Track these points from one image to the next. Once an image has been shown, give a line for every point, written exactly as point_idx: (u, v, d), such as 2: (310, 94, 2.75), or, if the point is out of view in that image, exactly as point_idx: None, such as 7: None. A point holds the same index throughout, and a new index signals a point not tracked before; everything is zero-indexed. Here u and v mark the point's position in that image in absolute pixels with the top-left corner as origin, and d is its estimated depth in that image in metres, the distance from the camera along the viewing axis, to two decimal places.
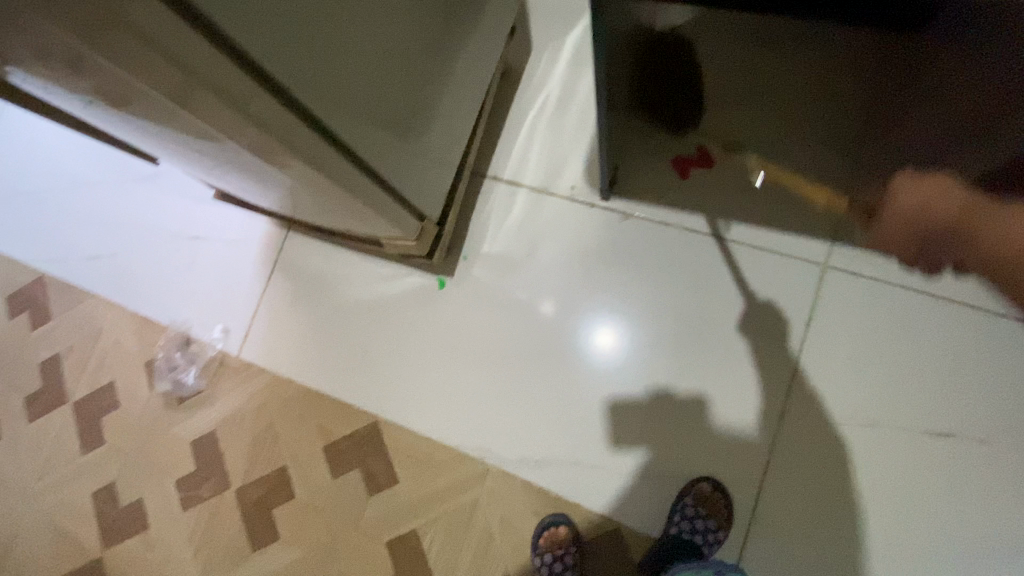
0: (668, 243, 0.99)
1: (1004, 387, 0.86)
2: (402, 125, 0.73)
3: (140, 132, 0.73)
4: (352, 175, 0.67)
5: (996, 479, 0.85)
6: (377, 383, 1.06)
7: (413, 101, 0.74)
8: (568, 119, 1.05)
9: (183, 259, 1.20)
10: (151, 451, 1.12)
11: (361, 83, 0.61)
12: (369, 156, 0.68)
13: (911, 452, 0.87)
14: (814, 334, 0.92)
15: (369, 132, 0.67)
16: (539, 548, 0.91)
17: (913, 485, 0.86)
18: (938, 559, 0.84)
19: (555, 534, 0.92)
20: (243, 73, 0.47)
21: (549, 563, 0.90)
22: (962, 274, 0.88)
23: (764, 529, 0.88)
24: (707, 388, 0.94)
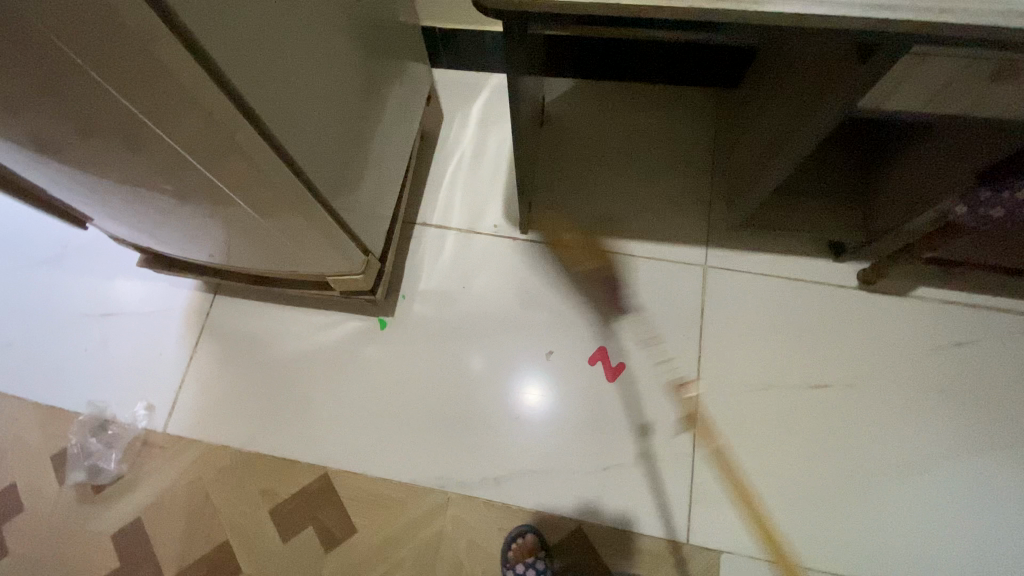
0: (583, 262, 1.13)
1: (867, 336, 1.05)
2: (342, 163, 0.84)
3: (81, 188, 0.75)
4: (297, 194, 0.75)
5: (877, 411, 1.01)
6: (324, 430, 1.05)
7: (346, 142, 0.85)
8: (483, 170, 1.21)
9: (96, 337, 1.13)
10: (59, 557, 0.99)
11: (302, 113, 0.71)
12: (315, 177, 0.77)
13: (805, 408, 1.02)
14: (714, 323, 1.08)
15: (315, 158, 0.76)
16: (510, 560, 0.94)
17: (813, 436, 1.01)
18: (848, 489, 0.98)
19: (523, 544, 0.95)
20: (211, 80, 0.55)
21: (521, 572, 0.92)
22: (813, 252, 1.10)
23: (705, 497, 0.98)
24: (635, 382, 1.05)
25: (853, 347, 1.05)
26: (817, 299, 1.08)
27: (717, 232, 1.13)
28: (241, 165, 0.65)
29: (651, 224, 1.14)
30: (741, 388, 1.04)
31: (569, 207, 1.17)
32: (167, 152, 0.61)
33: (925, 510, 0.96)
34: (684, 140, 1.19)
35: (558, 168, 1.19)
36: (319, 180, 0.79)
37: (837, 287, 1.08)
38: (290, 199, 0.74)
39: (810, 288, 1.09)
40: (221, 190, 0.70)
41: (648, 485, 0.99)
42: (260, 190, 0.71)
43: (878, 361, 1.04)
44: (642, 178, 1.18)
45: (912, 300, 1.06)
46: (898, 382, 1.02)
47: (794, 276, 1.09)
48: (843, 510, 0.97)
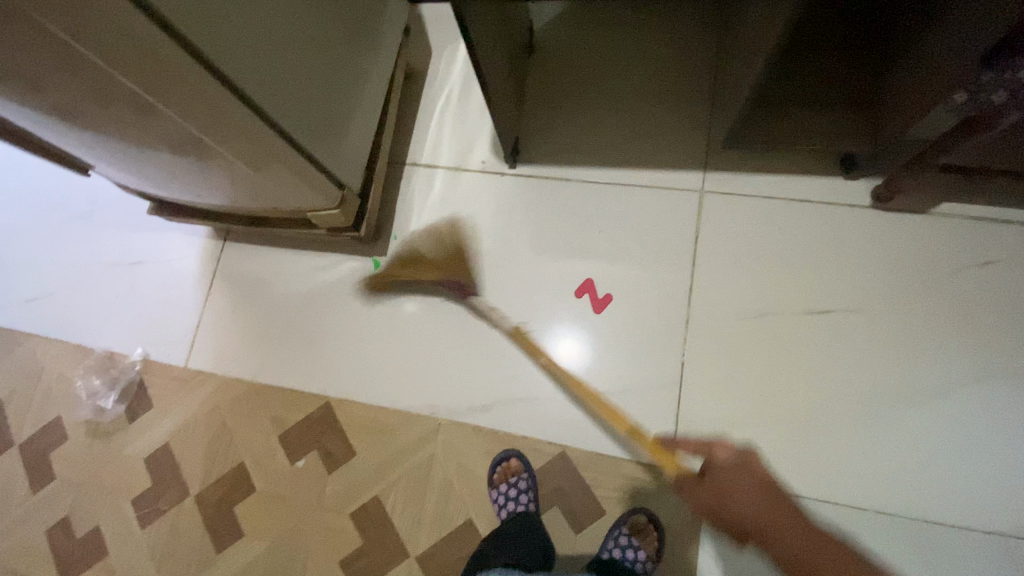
0: (573, 193, 1.11)
1: (877, 259, 0.98)
2: (315, 104, 0.86)
3: (69, 137, 0.80)
4: (259, 132, 0.77)
5: (881, 337, 0.96)
6: (325, 363, 1.11)
7: (320, 83, 0.86)
8: (470, 105, 1.19)
9: (123, 285, 1.23)
10: (105, 477, 1.13)
11: (259, 55, 0.72)
12: (281, 117, 0.79)
13: (802, 335, 0.98)
14: (707, 251, 1.03)
15: (280, 97, 0.78)
16: (495, 483, 0.98)
17: (811, 362, 0.97)
18: (844, 417, 0.94)
19: (507, 468, 0.99)
20: (142, 16, 0.57)
21: (505, 492, 0.96)
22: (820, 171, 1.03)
23: (692, 425, 0.97)
24: (622, 313, 1.04)
25: (859, 271, 0.99)
26: (822, 222, 1.01)
27: (714, 154, 1.07)
28: (191, 99, 0.67)
29: (641, 148, 1.10)
30: (735, 315, 1.00)
31: (560, 137, 1.13)
32: (121, 91, 0.64)
33: (925, 437, 0.92)
34: (679, 57, 1.13)
35: (549, 97, 1.15)
36: (289, 120, 0.81)
37: (844, 207, 1.01)
38: (252, 136, 0.77)
39: (813, 210, 1.02)
40: (183, 129, 0.73)
41: (634, 414, 0.99)
42: (223, 128, 0.73)
43: (886, 284, 0.98)
44: (634, 100, 1.12)
45: (926, 219, 0.98)
46: (905, 307, 0.96)
47: (797, 198, 1.03)
48: (839, 436, 0.94)
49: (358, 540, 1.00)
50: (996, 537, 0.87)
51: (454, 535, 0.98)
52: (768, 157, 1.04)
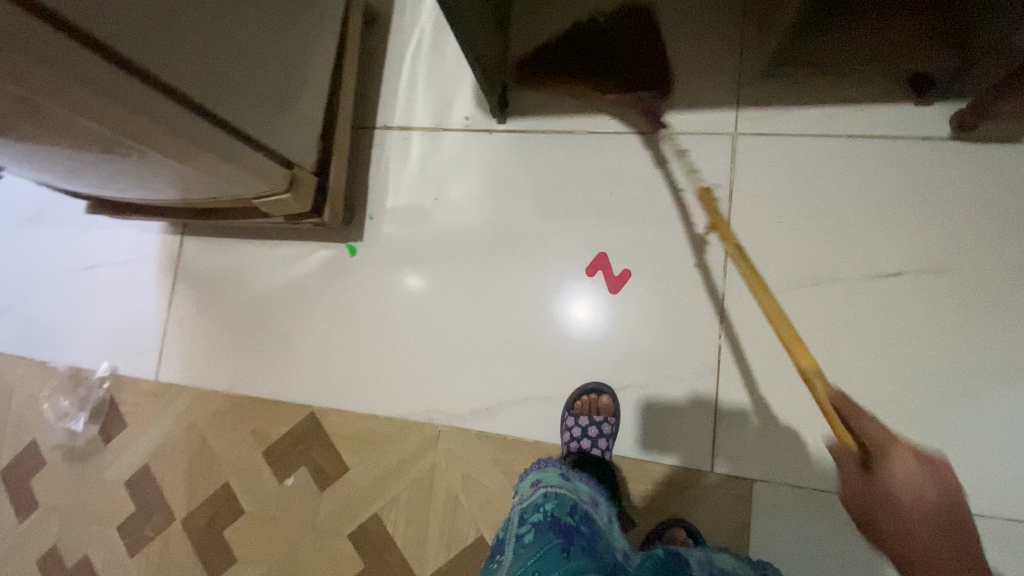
0: (577, 148, 0.92)
1: (953, 203, 0.81)
2: (247, 72, 0.68)
3: None
4: (159, 106, 0.60)
5: (961, 298, 0.80)
6: (308, 368, 0.98)
7: (252, 45, 0.68)
8: (447, 51, 0.99)
9: (83, 292, 1.10)
10: (88, 502, 1.04)
11: (163, 19, 0.56)
12: (188, 87, 0.62)
13: (863, 303, 0.82)
14: (744, 209, 0.85)
15: (185, 62, 0.60)
16: (575, 409, 0.86)
17: (873, 335, 0.81)
18: (917, 398, 0.79)
19: (595, 401, 0.85)
20: None
21: (584, 426, 0.83)
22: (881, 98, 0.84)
23: (734, 419, 0.83)
24: (645, 290, 0.88)
25: (929, 220, 0.82)
26: (882, 163, 0.83)
27: (747, 86, 0.88)
28: (68, 85, 0.52)
29: (657, 85, 0.90)
30: (780, 285, 0.83)
31: (558, 81, 0.93)
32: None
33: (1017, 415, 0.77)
34: None
35: (541, 30, 0.95)
36: (212, 101, 0.65)
37: (912, 140, 0.83)
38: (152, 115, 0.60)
39: (869, 150, 0.84)
40: (58, 118, 0.56)
41: (665, 409, 0.85)
42: (128, 118, 0.58)
43: (963, 236, 0.81)
44: (645, 26, 0.91)
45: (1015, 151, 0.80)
46: (989, 260, 0.80)
47: (850, 133, 0.85)
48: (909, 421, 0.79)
49: (360, 563, 0.90)
50: None
51: (465, 554, 0.87)
52: (815, 86, 0.86)
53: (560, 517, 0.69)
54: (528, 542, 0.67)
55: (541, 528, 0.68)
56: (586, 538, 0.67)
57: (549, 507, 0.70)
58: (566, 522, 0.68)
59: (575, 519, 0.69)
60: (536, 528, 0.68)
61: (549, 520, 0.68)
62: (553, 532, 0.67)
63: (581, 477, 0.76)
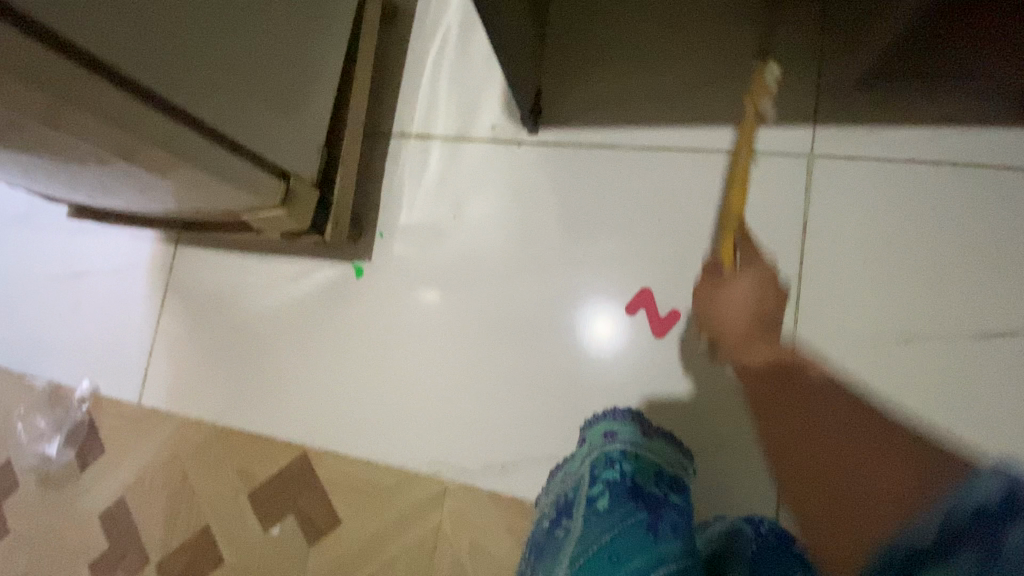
0: (619, 165, 0.80)
1: None
2: (238, 74, 0.59)
3: None
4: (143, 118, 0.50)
5: None
6: (302, 401, 0.87)
7: (242, 40, 0.58)
8: (474, 51, 0.87)
9: (67, 302, 1.01)
10: (59, 534, 0.94)
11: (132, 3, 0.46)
12: (174, 93, 0.52)
13: (953, 367, 0.69)
14: (816, 248, 0.73)
15: (169, 63, 0.51)
16: None
17: (966, 400, 0.69)
18: None
19: None
20: None
21: None
22: (986, 124, 0.71)
23: (797, 498, 0.70)
24: (693, 335, 0.75)
25: None
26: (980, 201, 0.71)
27: (825, 103, 0.74)
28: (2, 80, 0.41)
29: (717, 97, 0.77)
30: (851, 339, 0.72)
31: (602, 86, 0.81)
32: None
33: None
34: None
35: None
36: (189, 101, 0.54)
37: (1021, 173, 0.70)
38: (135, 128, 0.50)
39: (970, 184, 0.71)
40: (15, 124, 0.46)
41: (712, 478, 0.72)
42: (82, 119, 0.47)
43: None
44: None
45: None
46: None
47: (944, 162, 0.72)
48: None
49: None
50: None
51: None
52: (906, 105, 0.72)
53: (641, 485, 0.62)
54: (602, 509, 0.60)
55: (620, 496, 0.61)
56: (677, 510, 0.60)
57: (628, 471, 0.63)
58: (651, 492, 0.61)
59: (661, 489, 0.62)
60: (612, 490, 0.61)
61: (629, 486, 0.61)
62: (632, 499, 0.60)
63: (661, 435, 0.67)
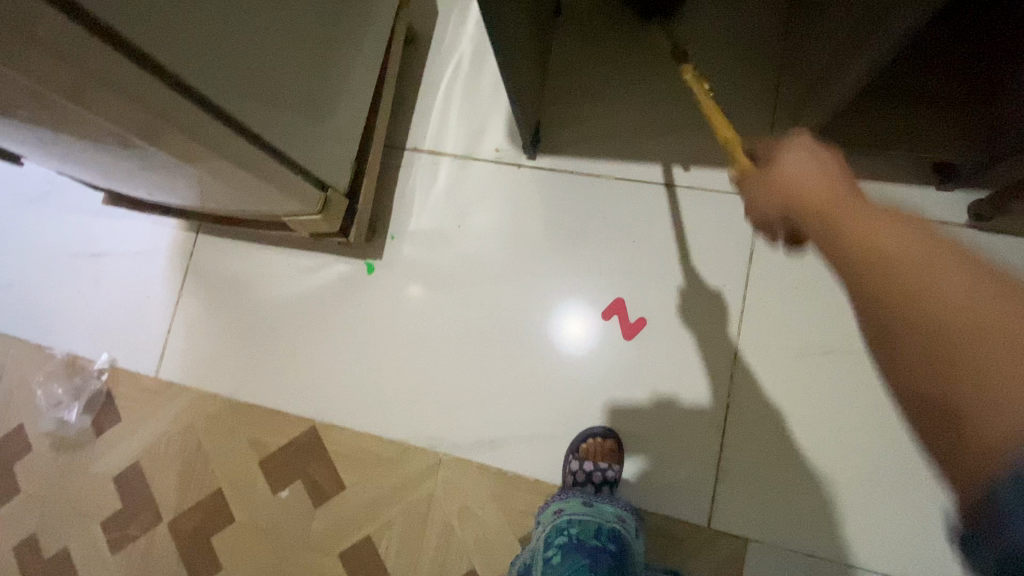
0: (603, 191, 0.94)
1: None
2: (295, 100, 0.69)
3: None
4: (222, 136, 0.61)
5: None
6: (313, 381, 0.98)
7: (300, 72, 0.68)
8: (483, 81, 0.99)
9: (87, 280, 1.08)
10: (73, 494, 1.02)
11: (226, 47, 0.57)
12: (249, 117, 0.63)
13: (864, 376, 0.85)
14: (762, 273, 0.89)
15: (249, 93, 0.61)
16: (580, 453, 0.85)
17: (869, 404, 0.85)
18: (907, 472, 0.83)
19: (600, 444, 0.85)
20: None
21: (588, 470, 0.83)
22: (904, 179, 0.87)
23: (734, 478, 0.85)
24: (657, 340, 0.89)
25: None
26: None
27: None
28: (116, 98, 0.50)
29: (689, 141, 0.92)
30: (784, 350, 0.87)
31: (592, 125, 0.94)
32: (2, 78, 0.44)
33: None
34: (742, 26, 0.92)
35: (580, 72, 0.96)
36: (259, 123, 0.65)
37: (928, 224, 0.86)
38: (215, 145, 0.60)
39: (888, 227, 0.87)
40: (122, 137, 0.56)
41: (667, 458, 0.87)
42: (158, 126, 0.55)
43: None
44: (681, 80, 0.93)
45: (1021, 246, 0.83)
46: None
47: None
48: (898, 495, 0.82)
49: None
50: None
51: None
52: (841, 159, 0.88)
53: (585, 542, 0.77)
54: (556, 563, 0.76)
55: (569, 554, 0.76)
56: (611, 558, 0.76)
57: (573, 531, 0.78)
58: (591, 546, 0.76)
59: (602, 540, 0.77)
60: (563, 549, 0.77)
61: (574, 544, 0.76)
62: (578, 556, 0.76)
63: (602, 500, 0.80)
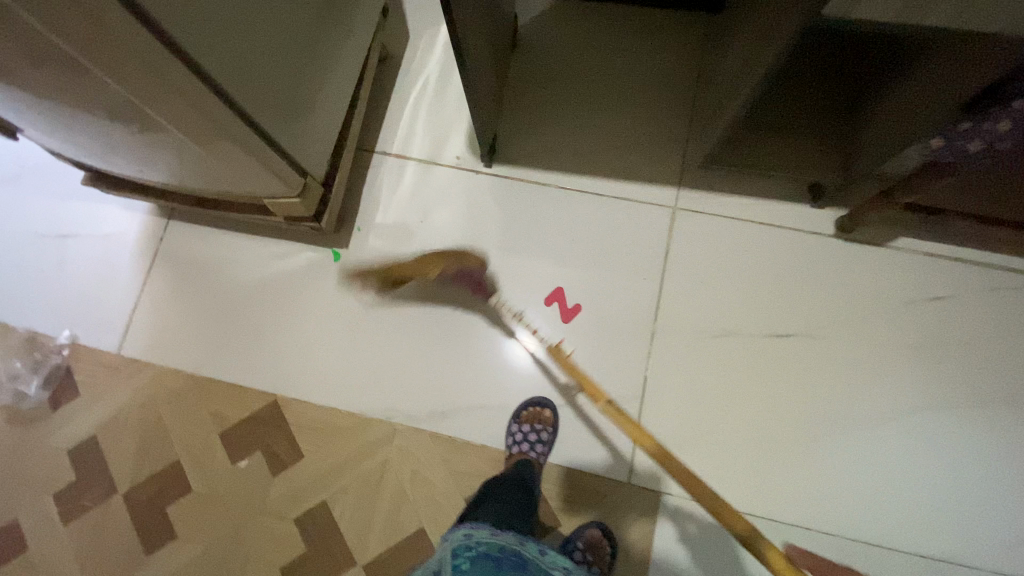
0: (547, 197, 1.07)
1: (844, 283, 1.00)
2: (287, 95, 0.79)
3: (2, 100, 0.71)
4: (226, 120, 0.71)
5: (834, 363, 0.98)
6: (276, 359, 1.04)
7: (292, 71, 0.79)
8: (448, 98, 1.13)
9: (51, 260, 1.11)
10: (21, 469, 1.03)
11: (237, 47, 0.67)
12: (248, 104, 0.73)
13: (761, 357, 0.99)
14: (674, 267, 1.02)
15: (251, 84, 0.72)
16: (520, 419, 0.98)
17: (768, 385, 0.98)
18: (798, 439, 0.96)
19: (537, 413, 0.99)
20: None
21: (525, 432, 0.96)
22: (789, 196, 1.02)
23: (653, 444, 0.97)
24: (588, 324, 1.02)
25: (826, 299, 1.00)
26: (788, 250, 1.01)
27: (691, 173, 1.05)
28: (141, 75, 0.60)
29: (622, 158, 1.07)
30: (695, 334, 1.00)
31: (536, 141, 1.09)
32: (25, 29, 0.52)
33: (880, 460, 0.94)
34: (665, 67, 1.10)
35: (529, 96, 1.11)
36: (257, 112, 0.75)
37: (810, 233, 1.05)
38: (218, 124, 0.70)
39: (781, 231, 1.02)
40: (134, 108, 0.66)
41: (592, 428, 0.99)
42: (153, 87, 0.62)
43: (848, 311, 0.99)
44: (615, 106, 1.09)
45: (892, 252, 1.00)
46: (865, 334, 0.98)
47: (761, 220, 1.02)
48: (792, 456, 0.95)
49: (302, 546, 0.96)
50: (939, 560, 0.91)
51: (404, 544, 0.95)
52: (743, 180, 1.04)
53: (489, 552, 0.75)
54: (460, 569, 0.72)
55: (477, 563, 0.73)
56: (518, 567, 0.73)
57: (481, 549, 0.75)
58: (497, 556, 0.74)
59: (506, 552, 0.75)
60: (469, 559, 0.73)
61: (478, 554, 0.74)
62: (486, 565, 0.73)
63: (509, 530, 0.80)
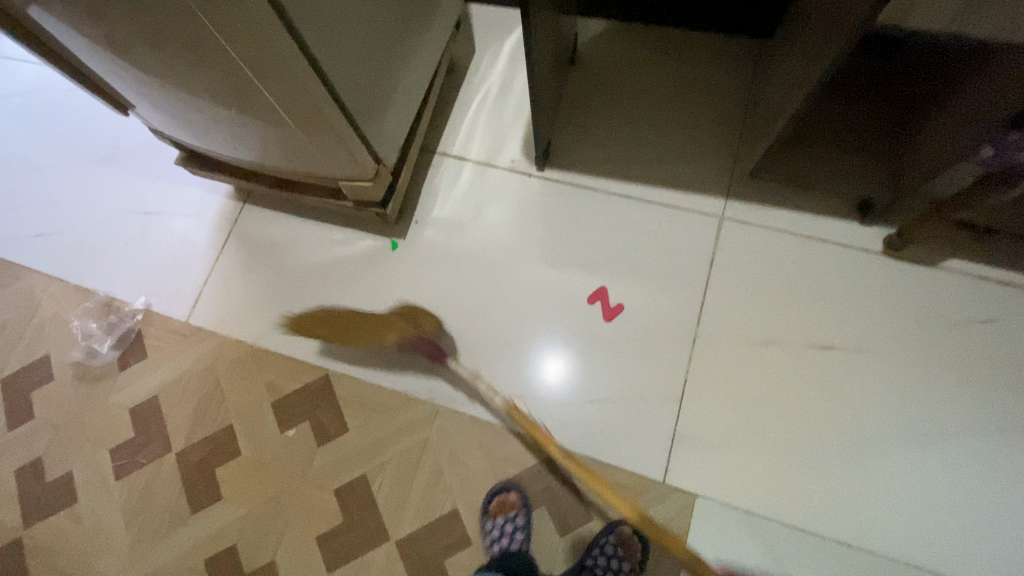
0: (596, 201, 1.12)
1: (888, 300, 1.00)
2: (372, 87, 0.88)
3: (130, 79, 0.82)
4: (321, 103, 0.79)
5: (879, 378, 0.97)
6: (330, 337, 1.10)
7: (378, 67, 0.88)
8: (507, 107, 1.21)
9: (135, 233, 1.22)
10: (85, 422, 1.10)
11: (338, 37, 0.76)
12: (343, 90, 0.81)
13: (803, 367, 0.99)
14: (718, 274, 1.05)
15: (346, 72, 0.80)
16: (489, 514, 0.95)
17: (809, 396, 0.98)
18: (839, 452, 0.95)
19: (504, 501, 0.96)
20: None
21: (501, 525, 0.93)
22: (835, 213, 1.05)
23: (689, 446, 0.97)
24: (629, 323, 1.05)
25: (871, 315, 1.00)
26: (833, 264, 1.03)
27: (739, 185, 1.09)
28: (261, 59, 0.69)
29: (670, 168, 1.12)
30: (736, 340, 1.01)
31: (588, 149, 1.15)
32: (181, 8, 0.61)
33: (924, 479, 0.92)
34: (716, 87, 1.15)
35: (584, 108, 1.18)
36: (349, 99, 0.83)
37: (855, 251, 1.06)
38: (319, 107, 0.79)
39: (827, 246, 1.04)
40: (246, 87, 0.75)
41: (629, 425, 0.99)
42: (269, 70, 0.71)
43: (893, 328, 0.99)
44: (665, 120, 1.15)
45: (939, 272, 1.00)
46: (911, 352, 0.98)
47: (807, 234, 1.05)
48: (832, 469, 0.94)
49: (338, 517, 0.99)
50: None
51: (437, 523, 0.97)
52: (790, 196, 1.07)
53: None
54: None
55: None
56: None
57: None
58: None
59: None
60: None
61: None
62: None
63: None
